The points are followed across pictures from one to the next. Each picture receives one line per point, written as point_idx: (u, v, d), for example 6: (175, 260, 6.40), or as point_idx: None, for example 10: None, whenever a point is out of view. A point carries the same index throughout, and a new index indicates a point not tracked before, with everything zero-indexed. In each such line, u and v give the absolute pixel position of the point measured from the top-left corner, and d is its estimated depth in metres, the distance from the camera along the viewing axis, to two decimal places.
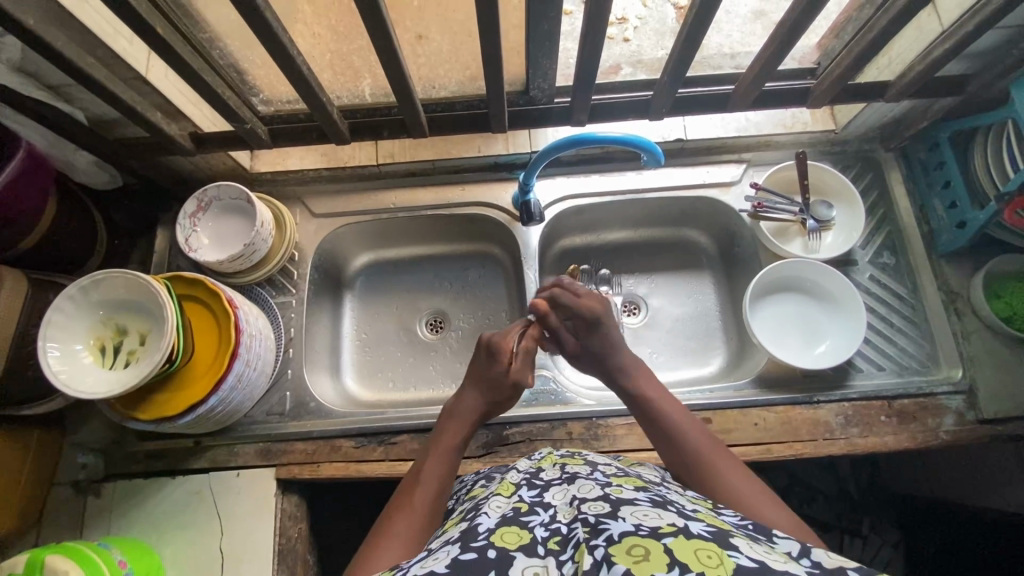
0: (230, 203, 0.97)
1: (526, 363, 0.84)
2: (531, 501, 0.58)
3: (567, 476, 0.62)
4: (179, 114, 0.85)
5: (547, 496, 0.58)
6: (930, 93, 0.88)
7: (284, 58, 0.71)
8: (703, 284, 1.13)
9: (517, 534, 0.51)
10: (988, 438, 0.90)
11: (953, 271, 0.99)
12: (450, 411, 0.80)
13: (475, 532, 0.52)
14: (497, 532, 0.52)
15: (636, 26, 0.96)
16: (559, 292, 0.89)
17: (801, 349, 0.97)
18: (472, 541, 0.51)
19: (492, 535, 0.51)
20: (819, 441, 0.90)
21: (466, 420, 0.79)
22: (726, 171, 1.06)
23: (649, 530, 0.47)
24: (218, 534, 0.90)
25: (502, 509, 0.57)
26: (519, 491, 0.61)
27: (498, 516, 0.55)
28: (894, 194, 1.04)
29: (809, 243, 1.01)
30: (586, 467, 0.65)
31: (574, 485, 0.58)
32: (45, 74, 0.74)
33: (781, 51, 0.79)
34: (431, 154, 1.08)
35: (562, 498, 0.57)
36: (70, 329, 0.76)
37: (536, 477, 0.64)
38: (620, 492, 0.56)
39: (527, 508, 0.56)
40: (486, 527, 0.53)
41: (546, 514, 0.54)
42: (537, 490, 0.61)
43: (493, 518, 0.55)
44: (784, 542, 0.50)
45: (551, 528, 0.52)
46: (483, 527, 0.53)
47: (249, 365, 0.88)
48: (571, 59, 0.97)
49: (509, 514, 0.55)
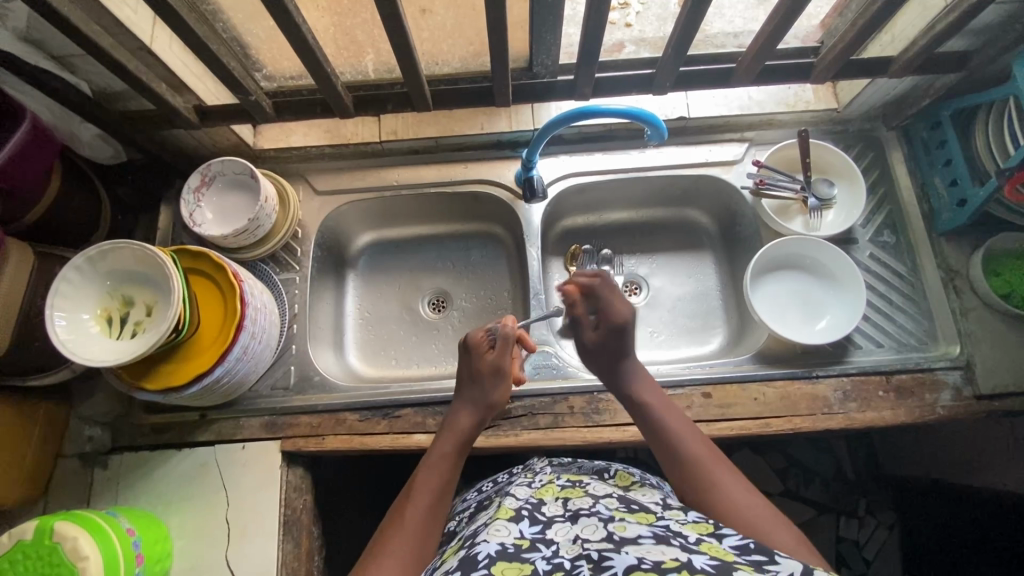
0: (234, 178, 0.97)
1: (505, 354, 0.84)
2: (533, 537, 0.62)
3: (570, 513, 0.66)
4: (182, 85, 0.85)
5: (549, 533, 0.62)
6: (933, 69, 0.88)
7: (289, 26, 0.71)
8: (704, 265, 1.14)
9: (517, 568, 0.56)
10: (985, 413, 0.91)
11: (952, 250, 0.99)
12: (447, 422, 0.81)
13: (476, 562, 0.57)
14: (498, 564, 0.56)
15: (639, 11, 0.94)
16: (602, 283, 0.90)
17: (801, 325, 0.99)
18: (474, 570, 0.56)
19: (492, 566, 0.56)
20: (817, 416, 0.91)
21: (461, 428, 0.79)
22: (729, 149, 1.06)
23: (652, 564, 0.51)
24: (223, 505, 0.91)
25: (504, 539, 0.61)
26: (520, 522, 0.65)
27: (499, 545, 0.60)
28: (895, 173, 1.04)
29: (811, 221, 1.02)
30: (588, 500, 0.69)
31: (576, 524, 0.63)
32: (50, 43, 0.74)
33: (785, 24, 0.78)
34: (435, 131, 1.08)
35: (565, 535, 0.61)
36: (79, 299, 0.77)
37: (539, 511, 0.68)
38: (623, 529, 0.60)
39: (528, 545, 0.60)
40: (487, 556, 0.58)
41: (549, 550, 0.59)
42: (539, 525, 0.65)
43: (494, 547, 0.60)
44: (786, 564, 0.51)
45: (553, 562, 0.56)
46: (483, 556, 0.58)
47: (255, 338, 0.88)
48: (573, 43, 0.96)
49: (511, 548, 0.59)
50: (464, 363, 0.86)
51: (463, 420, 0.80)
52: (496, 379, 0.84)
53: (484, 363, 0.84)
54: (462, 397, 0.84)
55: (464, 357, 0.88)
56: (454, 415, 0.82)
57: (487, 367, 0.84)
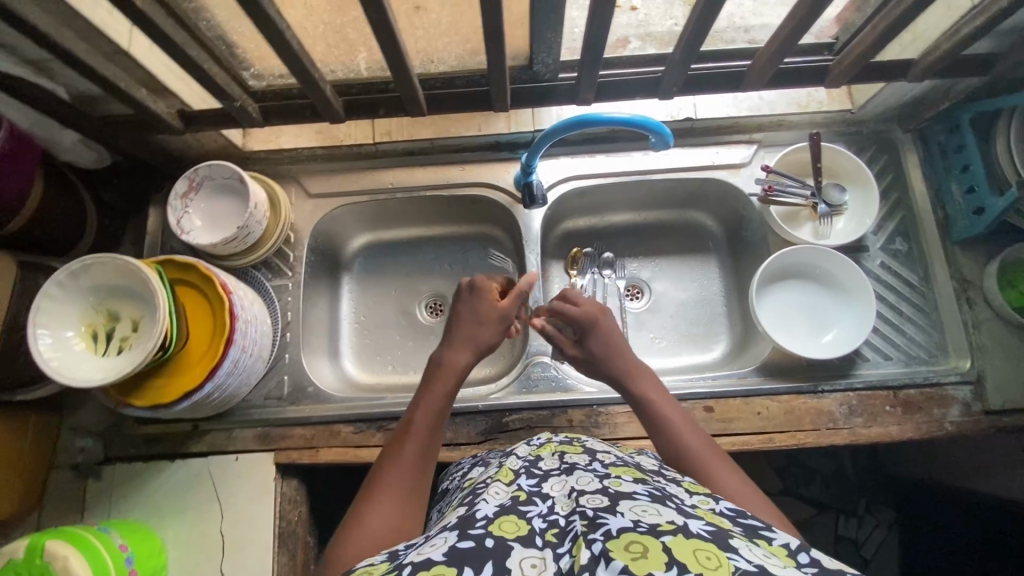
0: (222, 182, 0.94)
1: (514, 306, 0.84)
2: (529, 490, 0.59)
3: (566, 467, 0.64)
4: (164, 89, 0.81)
5: (544, 487, 0.60)
6: (957, 72, 0.83)
7: (272, 32, 0.67)
8: (709, 269, 1.11)
9: (515, 524, 0.53)
10: (993, 429, 0.89)
11: (966, 259, 0.96)
12: (439, 361, 0.77)
13: (474, 520, 0.54)
14: (495, 521, 0.54)
15: None
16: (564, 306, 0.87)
17: (807, 337, 0.95)
18: (470, 529, 0.53)
19: (490, 525, 0.53)
20: (822, 432, 0.89)
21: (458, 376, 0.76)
22: (737, 152, 1.02)
23: (648, 527, 0.49)
24: (218, 519, 0.90)
25: (500, 496, 0.60)
26: (517, 480, 0.63)
27: (495, 505, 0.57)
28: (910, 178, 1.00)
29: (820, 228, 0.98)
30: (585, 456, 0.67)
31: (572, 477, 0.61)
32: (21, 48, 0.70)
33: (801, 29, 0.73)
34: (430, 132, 1.04)
35: (560, 489, 0.59)
36: (61, 315, 0.75)
37: (534, 467, 0.66)
38: (619, 485, 0.58)
39: (525, 498, 0.58)
40: (485, 515, 0.55)
41: (544, 505, 0.56)
42: (535, 480, 0.63)
43: (491, 507, 0.57)
44: (782, 535, 0.52)
45: (548, 519, 0.54)
46: (481, 515, 0.55)
47: (245, 351, 0.86)
48: (576, 30, 0.88)
49: (508, 503, 0.57)
50: (463, 309, 0.83)
51: (461, 360, 0.77)
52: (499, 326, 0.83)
53: (495, 316, 0.82)
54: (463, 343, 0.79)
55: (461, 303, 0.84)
56: (447, 353, 0.78)
57: (487, 309, 0.83)
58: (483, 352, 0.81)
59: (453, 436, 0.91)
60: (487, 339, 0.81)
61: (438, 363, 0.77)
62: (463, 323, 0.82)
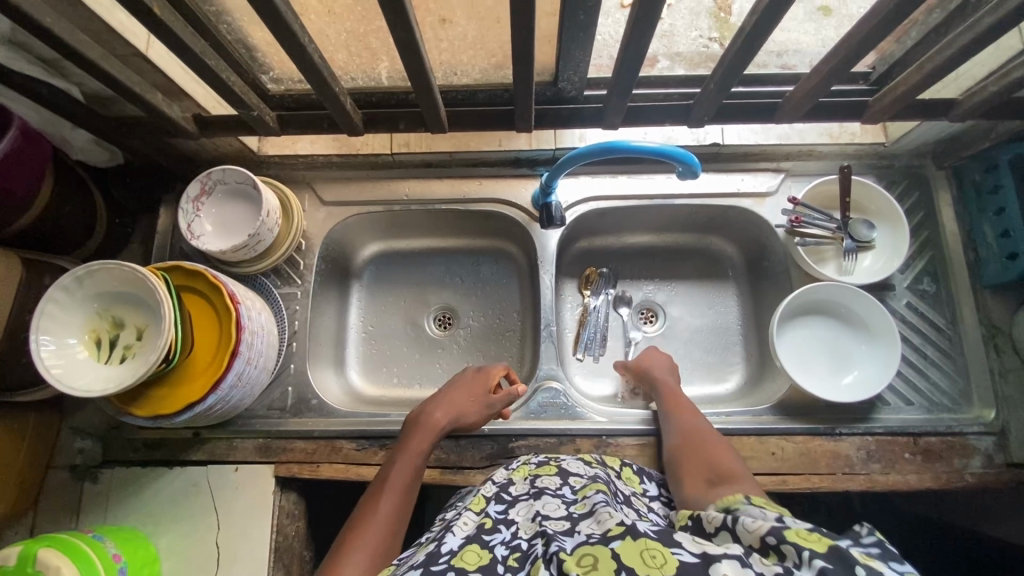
0: (235, 187, 0.92)
1: (506, 398, 0.89)
2: (496, 517, 0.60)
3: (534, 491, 0.64)
4: (181, 93, 0.80)
5: (511, 513, 0.61)
6: (1002, 114, 0.79)
7: (294, 45, 0.65)
8: (727, 297, 1.08)
9: (477, 555, 0.54)
10: (1015, 483, 0.86)
11: (996, 303, 0.93)
12: (417, 419, 0.83)
13: (438, 555, 0.54)
14: (458, 553, 0.54)
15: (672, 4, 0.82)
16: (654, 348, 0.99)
17: (828, 378, 0.92)
18: (433, 565, 0.52)
19: (452, 558, 0.53)
20: (838, 476, 0.86)
21: (432, 438, 0.81)
22: (762, 180, 0.99)
23: (599, 536, 0.50)
24: (214, 530, 0.88)
25: (468, 526, 0.59)
26: (487, 507, 0.63)
27: (463, 535, 0.58)
28: (941, 216, 0.97)
29: (844, 265, 0.94)
30: (557, 479, 0.67)
31: (539, 501, 0.61)
32: (36, 47, 0.69)
33: (845, 64, 0.70)
34: (449, 145, 1.01)
35: (526, 513, 0.59)
36: (63, 322, 0.73)
37: (505, 491, 0.66)
38: (583, 506, 0.57)
39: (490, 525, 0.58)
40: (450, 549, 0.55)
41: (508, 532, 0.57)
42: (504, 505, 0.63)
43: (458, 538, 0.57)
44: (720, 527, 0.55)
45: (511, 545, 0.55)
46: (448, 549, 0.55)
47: (250, 363, 0.84)
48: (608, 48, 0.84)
49: (473, 532, 0.57)
50: (455, 381, 0.90)
51: (444, 424, 0.83)
52: (486, 409, 0.88)
53: (483, 402, 0.88)
54: (446, 406, 0.85)
55: (459, 376, 0.91)
56: (431, 413, 0.84)
57: (473, 381, 0.89)
58: (460, 427, 0.86)
59: (457, 458, 0.89)
60: (470, 417, 0.87)
61: (419, 420, 0.83)
62: (453, 391, 0.87)
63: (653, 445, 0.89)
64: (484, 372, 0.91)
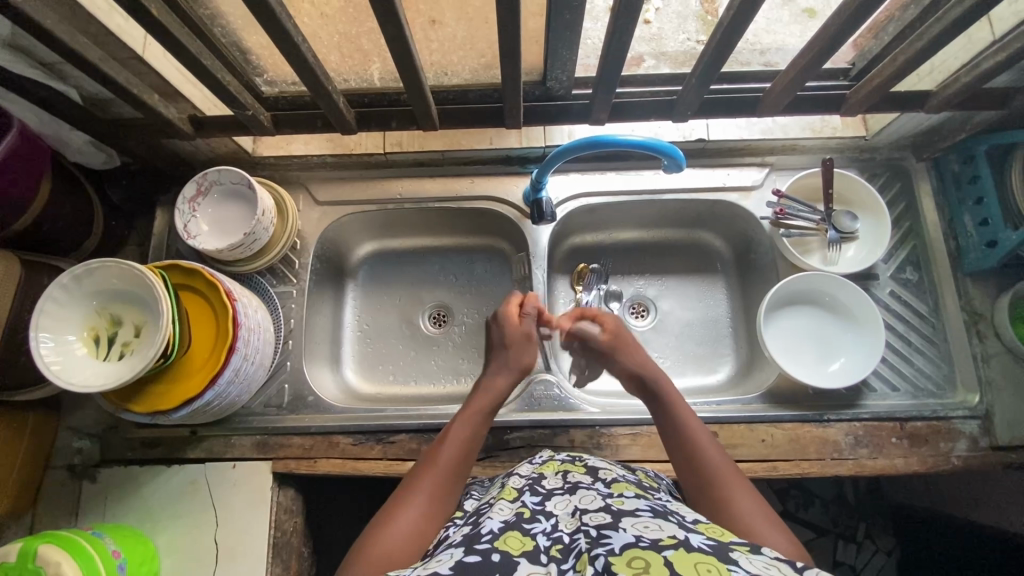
0: (231, 187, 0.93)
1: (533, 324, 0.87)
2: (534, 508, 0.60)
3: (569, 486, 0.64)
4: (177, 95, 0.82)
5: (548, 504, 0.61)
6: (975, 105, 0.82)
7: (287, 45, 0.67)
8: (716, 290, 1.10)
9: (519, 540, 0.54)
10: (1000, 465, 0.88)
11: (978, 291, 0.95)
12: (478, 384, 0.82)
13: (479, 535, 0.56)
14: (500, 536, 0.55)
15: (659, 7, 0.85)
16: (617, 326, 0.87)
17: (813, 365, 0.94)
18: (476, 544, 0.54)
19: (494, 540, 0.54)
20: (827, 461, 0.88)
21: (495, 394, 0.80)
22: (748, 174, 1.01)
23: (650, 542, 0.49)
24: (213, 527, 0.89)
25: (505, 512, 0.60)
26: (522, 497, 0.63)
27: (502, 519, 0.58)
28: (922, 206, 0.99)
29: (829, 255, 0.97)
30: (588, 476, 0.67)
31: (576, 496, 0.61)
32: (35, 50, 0.70)
33: (823, 57, 0.72)
34: (441, 144, 1.04)
35: (564, 507, 0.60)
36: (62, 319, 0.74)
37: (539, 484, 0.66)
38: (621, 502, 0.59)
39: (529, 515, 0.58)
40: (491, 531, 0.56)
41: (549, 523, 0.57)
42: (539, 497, 0.63)
43: (497, 522, 0.58)
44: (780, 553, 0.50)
45: (553, 536, 0.55)
46: (488, 530, 0.56)
47: (247, 359, 0.86)
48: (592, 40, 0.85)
49: (513, 519, 0.58)
50: (501, 332, 0.87)
51: (503, 387, 0.81)
52: (528, 343, 0.86)
53: (522, 341, 0.86)
54: (497, 363, 0.84)
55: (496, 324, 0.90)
56: (490, 378, 0.82)
57: (518, 334, 0.86)
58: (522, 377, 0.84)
59: None
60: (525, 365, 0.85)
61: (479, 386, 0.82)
62: (502, 348, 0.86)
63: (645, 434, 0.91)
64: (510, 309, 0.88)
